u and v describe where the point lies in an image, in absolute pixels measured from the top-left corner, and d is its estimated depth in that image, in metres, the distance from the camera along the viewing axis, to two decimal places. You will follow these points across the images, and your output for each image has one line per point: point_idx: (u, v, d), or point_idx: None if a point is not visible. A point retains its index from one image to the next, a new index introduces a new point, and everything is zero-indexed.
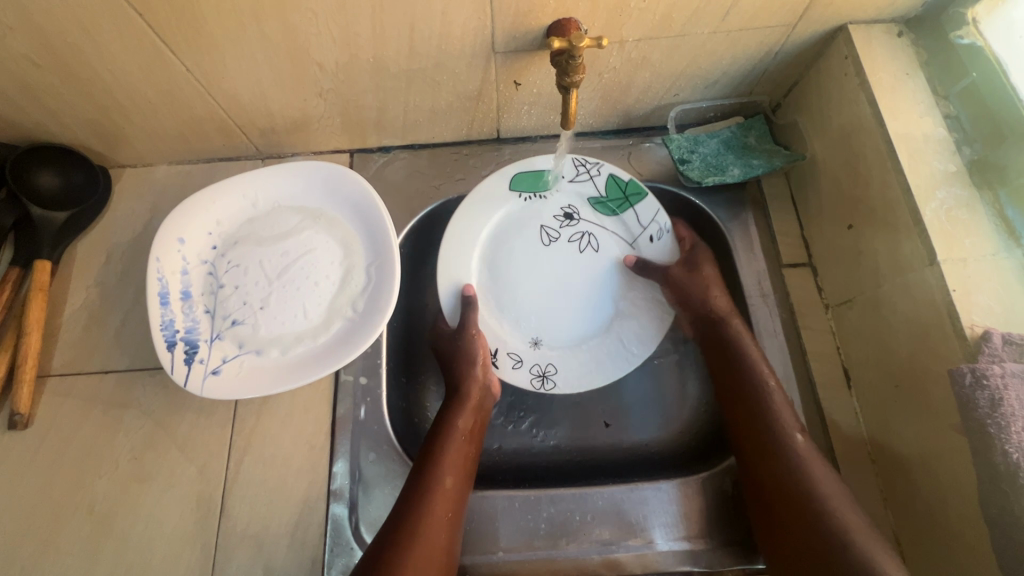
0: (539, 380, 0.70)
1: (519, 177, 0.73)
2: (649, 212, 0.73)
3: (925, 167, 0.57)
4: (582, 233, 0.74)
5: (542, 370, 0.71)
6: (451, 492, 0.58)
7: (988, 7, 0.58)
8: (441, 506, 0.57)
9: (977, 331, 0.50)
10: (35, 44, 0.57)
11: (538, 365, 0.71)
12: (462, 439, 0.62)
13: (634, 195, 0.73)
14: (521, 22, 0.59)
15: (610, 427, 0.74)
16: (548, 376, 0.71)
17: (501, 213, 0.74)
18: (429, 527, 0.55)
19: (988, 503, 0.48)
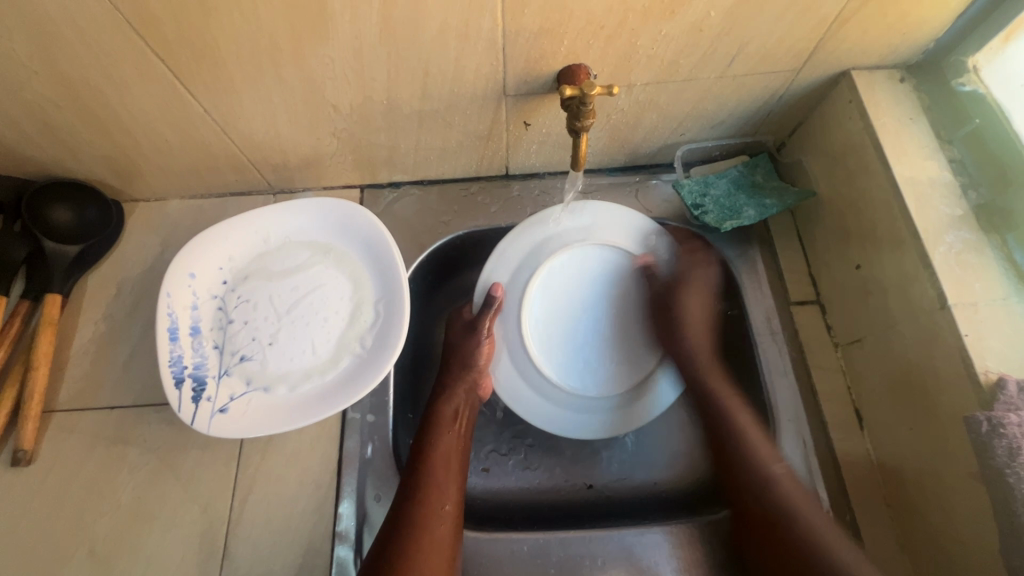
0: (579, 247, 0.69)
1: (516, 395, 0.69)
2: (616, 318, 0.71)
3: (932, 211, 0.58)
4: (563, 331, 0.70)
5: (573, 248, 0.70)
6: (446, 486, 0.59)
7: (988, 55, 0.60)
8: (439, 499, 0.58)
9: (991, 377, 0.50)
10: (57, 86, 0.59)
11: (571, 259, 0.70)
12: (453, 432, 0.64)
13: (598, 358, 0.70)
14: (532, 68, 0.60)
15: (601, 478, 0.72)
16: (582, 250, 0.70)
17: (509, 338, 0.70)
18: (428, 520, 0.56)
19: (1011, 556, 0.46)
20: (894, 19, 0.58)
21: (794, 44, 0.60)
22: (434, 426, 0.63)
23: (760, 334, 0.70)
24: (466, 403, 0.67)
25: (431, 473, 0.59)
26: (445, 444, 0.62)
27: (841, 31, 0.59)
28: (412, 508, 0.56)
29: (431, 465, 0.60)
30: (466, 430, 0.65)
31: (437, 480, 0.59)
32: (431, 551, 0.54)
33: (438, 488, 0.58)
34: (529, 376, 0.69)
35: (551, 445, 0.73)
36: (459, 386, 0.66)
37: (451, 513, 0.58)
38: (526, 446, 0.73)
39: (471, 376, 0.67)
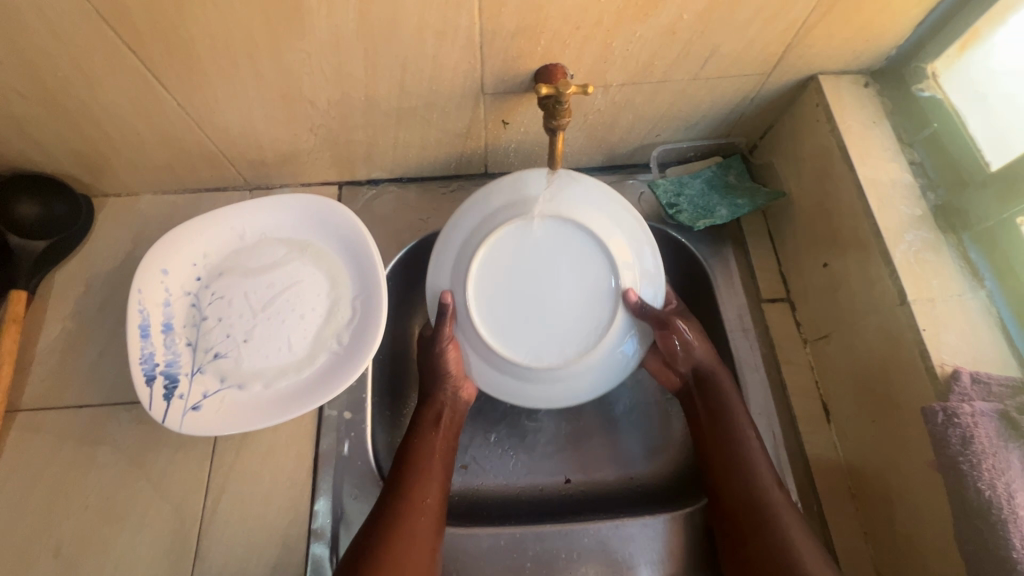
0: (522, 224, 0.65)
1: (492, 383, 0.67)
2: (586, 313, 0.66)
3: (893, 211, 0.60)
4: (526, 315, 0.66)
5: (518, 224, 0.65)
6: (428, 483, 0.60)
7: (946, 62, 0.62)
8: (421, 495, 0.58)
9: (947, 369, 0.52)
10: (23, 77, 0.57)
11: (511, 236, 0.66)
12: (439, 432, 0.64)
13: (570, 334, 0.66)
14: (510, 67, 0.61)
15: (581, 475, 0.72)
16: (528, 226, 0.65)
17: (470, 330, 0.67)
18: (410, 516, 0.57)
19: (965, 539, 0.49)
20: (858, 26, 0.60)
21: (765, 48, 0.62)
22: (419, 423, 0.64)
23: (732, 331, 0.71)
24: (454, 407, 0.66)
25: (413, 471, 0.60)
26: (430, 444, 0.63)
27: (807, 36, 0.61)
28: (394, 504, 0.57)
29: (416, 464, 0.60)
30: (455, 429, 0.66)
31: (421, 478, 0.59)
32: (410, 545, 0.55)
33: (422, 486, 0.59)
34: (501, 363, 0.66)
35: (530, 440, 0.74)
36: (443, 392, 0.66)
37: (434, 508, 0.59)
38: (505, 444, 0.74)
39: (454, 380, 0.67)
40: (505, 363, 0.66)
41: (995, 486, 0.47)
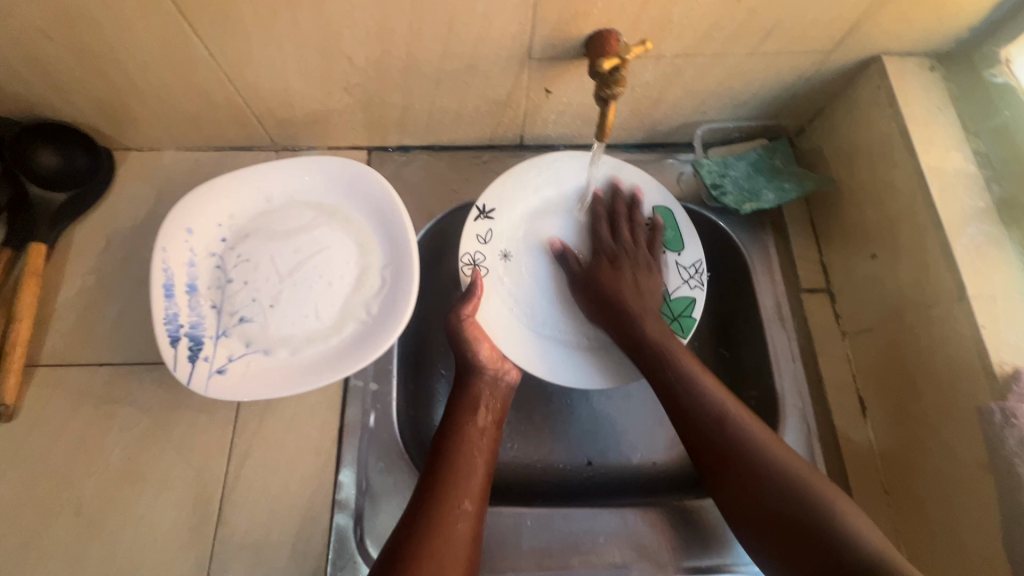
0: (470, 270, 0.69)
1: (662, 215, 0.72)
2: None
3: (955, 202, 0.57)
4: None
5: (472, 260, 0.69)
6: (468, 483, 0.56)
7: (1022, 46, 0.58)
8: (457, 497, 0.55)
9: (1006, 369, 0.50)
10: (48, 14, 0.54)
11: (470, 256, 0.69)
12: (478, 434, 0.60)
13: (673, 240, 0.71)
14: (562, 30, 0.58)
15: (602, 457, 0.72)
16: (478, 266, 0.69)
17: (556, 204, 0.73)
18: (442, 519, 0.53)
19: (1013, 543, 0.47)
20: (933, 3, 0.56)
21: (832, 22, 0.58)
22: (456, 423, 0.61)
23: (769, 320, 0.69)
24: (498, 405, 0.64)
25: (450, 470, 0.57)
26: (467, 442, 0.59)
27: (879, 11, 0.57)
28: (428, 503, 0.54)
29: (451, 467, 0.57)
30: (495, 428, 0.63)
31: (458, 479, 0.56)
32: (445, 548, 0.52)
33: (457, 489, 0.55)
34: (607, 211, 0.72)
35: (551, 419, 0.73)
36: (483, 393, 0.64)
37: (471, 514, 0.55)
38: (530, 422, 0.73)
39: (491, 378, 0.65)
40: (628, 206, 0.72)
41: None
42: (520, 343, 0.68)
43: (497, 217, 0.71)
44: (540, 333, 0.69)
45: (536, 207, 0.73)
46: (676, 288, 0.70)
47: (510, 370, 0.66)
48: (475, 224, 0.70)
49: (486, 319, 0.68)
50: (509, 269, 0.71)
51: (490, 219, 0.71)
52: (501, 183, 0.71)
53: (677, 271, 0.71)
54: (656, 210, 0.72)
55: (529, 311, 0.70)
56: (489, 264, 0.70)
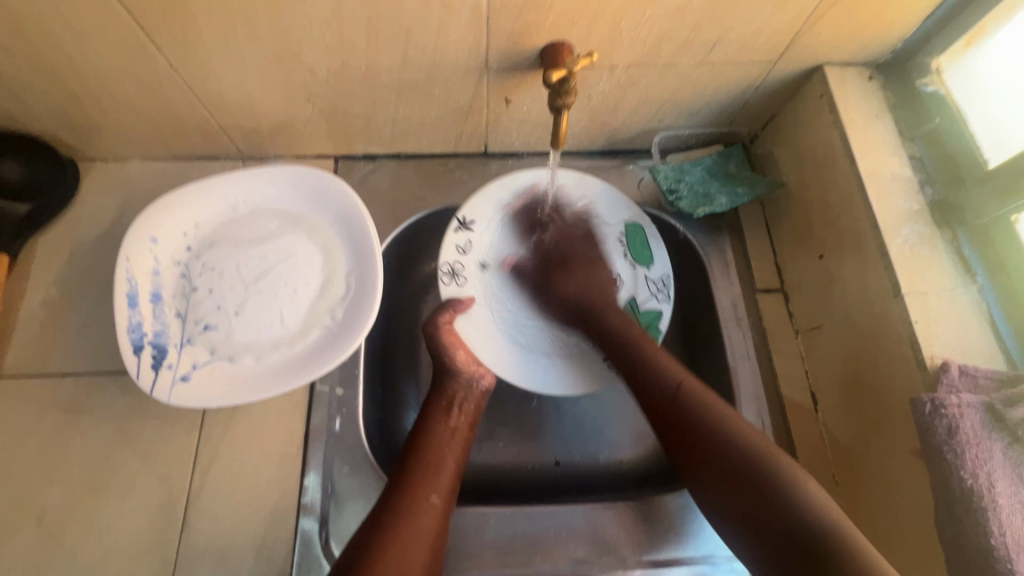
0: (449, 277, 0.72)
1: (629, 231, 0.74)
2: None
3: (892, 205, 0.60)
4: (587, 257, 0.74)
5: (453, 269, 0.72)
6: (436, 479, 0.57)
7: (951, 57, 0.62)
8: (426, 491, 0.56)
9: (936, 361, 0.53)
10: (7, 28, 0.55)
11: (451, 264, 0.72)
12: (451, 433, 0.61)
13: (642, 257, 0.73)
14: (516, 42, 0.60)
15: (570, 458, 0.73)
16: (458, 275, 0.72)
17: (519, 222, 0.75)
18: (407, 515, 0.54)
19: (944, 526, 0.50)
20: (867, 17, 0.60)
21: (773, 35, 0.61)
22: (429, 420, 0.62)
23: (726, 320, 0.72)
24: (473, 407, 0.65)
25: (422, 467, 0.58)
26: (439, 438, 0.60)
27: (816, 25, 0.60)
28: (398, 498, 0.55)
29: (422, 461, 0.58)
30: (470, 427, 0.63)
31: (428, 473, 0.57)
32: (409, 539, 0.53)
33: (426, 483, 0.57)
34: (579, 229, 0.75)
35: (518, 420, 0.75)
36: (459, 394, 0.64)
37: (438, 507, 0.56)
38: (498, 425, 0.74)
39: (467, 381, 0.65)
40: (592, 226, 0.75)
41: (978, 475, 0.48)
42: (499, 352, 0.70)
43: (475, 228, 0.73)
44: (516, 341, 0.71)
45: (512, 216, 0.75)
46: (645, 301, 0.72)
47: (485, 376, 0.66)
48: (456, 237, 0.73)
49: (465, 329, 0.70)
50: (487, 278, 0.73)
51: (468, 231, 0.73)
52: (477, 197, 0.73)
53: (646, 285, 0.72)
54: (625, 226, 0.74)
55: (506, 320, 0.72)
56: (470, 275, 0.72)
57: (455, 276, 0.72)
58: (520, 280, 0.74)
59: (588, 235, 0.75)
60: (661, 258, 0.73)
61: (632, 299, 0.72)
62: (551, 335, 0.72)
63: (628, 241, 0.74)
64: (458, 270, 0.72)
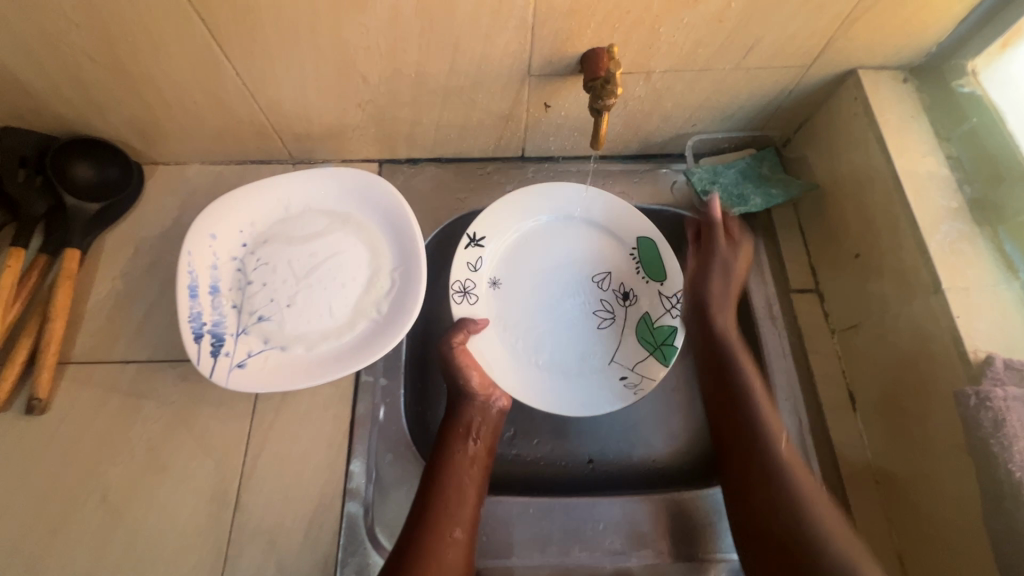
0: (461, 296, 0.72)
1: (644, 246, 0.75)
2: (612, 297, 0.75)
3: (929, 202, 0.61)
4: (603, 274, 0.76)
5: (463, 287, 0.73)
6: (458, 511, 0.58)
7: (987, 59, 0.63)
8: (450, 524, 0.57)
9: (980, 355, 0.53)
10: (94, 40, 0.60)
11: (461, 283, 0.73)
12: (468, 462, 0.62)
13: (656, 271, 0.74)
14: (559, 49, 0.63)
15: (603, 454, 0.74)
16: (469, 292, 0.73)
17: (536, 232, 0.77)
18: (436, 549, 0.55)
19: (993, 520, 0.49)
20: (901, 21, 0.61)
21: (808, 40, 0.63)
22: (445, 452, 0.62)
23: (760, 319, 0.73)
24: (488, 431, 0.66)
25: (443, 499, 0.58)
26: (457, 469, 0.61)
27: (851, 29, 0.62)
28: (423, 534, 0.56)
29: (442, 493, 0.59)
30: (486, 454, 0.64)
31: (449, 505, 0.58)
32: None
33: (449, 516, 0.57)
34: (598, 239, 0.77)
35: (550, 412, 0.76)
36: (473, 421, 0.65)
37: (462, 541, 0.57)
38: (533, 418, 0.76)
39: (481, 407, 0.66)
40: (608, 238, 0.77)
41: None
42: (508, 372, 0.70)
43: (486, 244, 0.75)
44: (529, 360, 0.71)
45: (522, 238, 0.77)
46: (660, 317, 0.73)
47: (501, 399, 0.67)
48: (466, 253, 0.74)
49: (479, 348, 0.70)
50: (496, 296, 0.74)
51: (479, 246, 0.75)
52: (490, 206, 0.75)
53: (660, 300, 0.73)
54: (641, 241, 0.75)
55: (517, 339, 0.72)
56: (478, 295, 0.73)
57: (467, 294, 0.73)
58: (532, 299, 0.74)
59: (604, 249, 0.76)
60: (675, 271, 0.73)
61: (646, 315, 0.73)
62: (566, 353, 0.72)
63: (642, 258, 0.75)
64: (469, 288, 0.73)
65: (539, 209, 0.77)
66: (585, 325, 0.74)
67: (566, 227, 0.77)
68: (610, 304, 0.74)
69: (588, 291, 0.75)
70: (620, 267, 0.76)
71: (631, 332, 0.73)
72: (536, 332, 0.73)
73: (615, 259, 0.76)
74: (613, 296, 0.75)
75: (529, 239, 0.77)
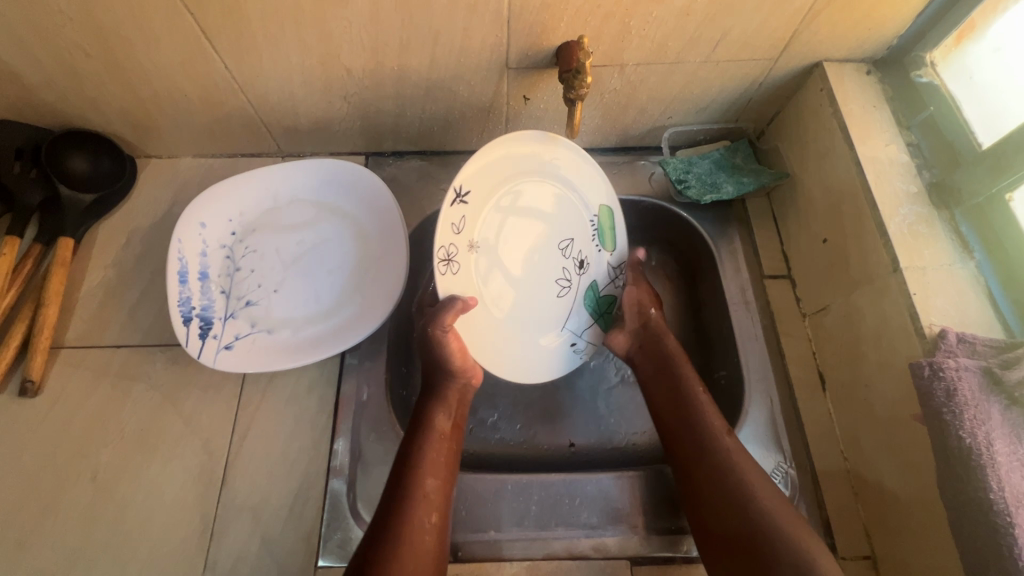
0: (444, 265, 0.65)
1: (602, 216, 0.73)
2: (571, 263, 0.74)
3: (889, 187, 0.63)
4: (567, 239, 0.74)
5: (448, 254, 0.65)
6: (433, 490, 0.58)
7: (944, 51, 0.66)
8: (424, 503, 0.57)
9: (934, 329, 0.56)
10: (88, 34, 0.62)
11: (444, 249, 0.64)
12: (441, 440, 0.62)
13: (609, 240, 0.74)
14: (535, 42, 0.66)
15: (583, 438, 0.76)
16: (452, 261, 0.65)
17: (515, 188, 0.70)
18: (412, 533, 0.55)
19: (945, 485, 0.52)
20: (860, 15, 0.64)
21: (773, 33, 0.66)
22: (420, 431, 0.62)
23: (733, 304, 0.75)
24: (459, 410, 0.66)
25: (418, 479, 0.58)
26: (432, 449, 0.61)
27: (814, 22, 0.65)
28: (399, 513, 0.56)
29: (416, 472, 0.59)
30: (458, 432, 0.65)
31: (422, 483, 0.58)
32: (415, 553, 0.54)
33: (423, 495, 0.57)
34: (563, 202, 0.73)
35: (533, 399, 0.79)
36: (447, 400, 0.65)
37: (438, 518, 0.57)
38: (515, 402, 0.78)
39: (456, 385, 0.66)
40: (570, 200, 0.73)
41: (976, 435, 0.49)
42: (484, 344, 0.69)
43: (470, 202, 0.67)
44: (504, 329, 0.71)
45: (507, 195, 0.70)
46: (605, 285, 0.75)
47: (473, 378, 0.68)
48: (448, 212, 0.65)
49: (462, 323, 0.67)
50: (477, 261, 0.69)
51: (464, 204, 0.66)
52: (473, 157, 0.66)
53: (610, 271, 0.75)
54: (601, 207, 0.73)
55: (496, 308, 0.71)
56: (463, 262, 0.68)
57: (450, 263, 0.65)
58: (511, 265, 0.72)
59: (569, 213, 0.73)
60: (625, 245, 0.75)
61: (596, 283, 0.74)
62: (529, 320, 0.73)
63: (599, 225, 0.74)
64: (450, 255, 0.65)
65: (519, 159, 0.69)
66: (546, 291, 0.73)
67: (539, 183, 0.71)
68: (569, 272, 0.74)
69: (551, 257, 0.73)
70: (583, 233, 0.74)
71: (582, 301, 0.74)
72: (511, 300, 0.72)
73: (578, 227, 0.74)
74: (572, 264, 0.74)
75: (510, 196, 0.70)
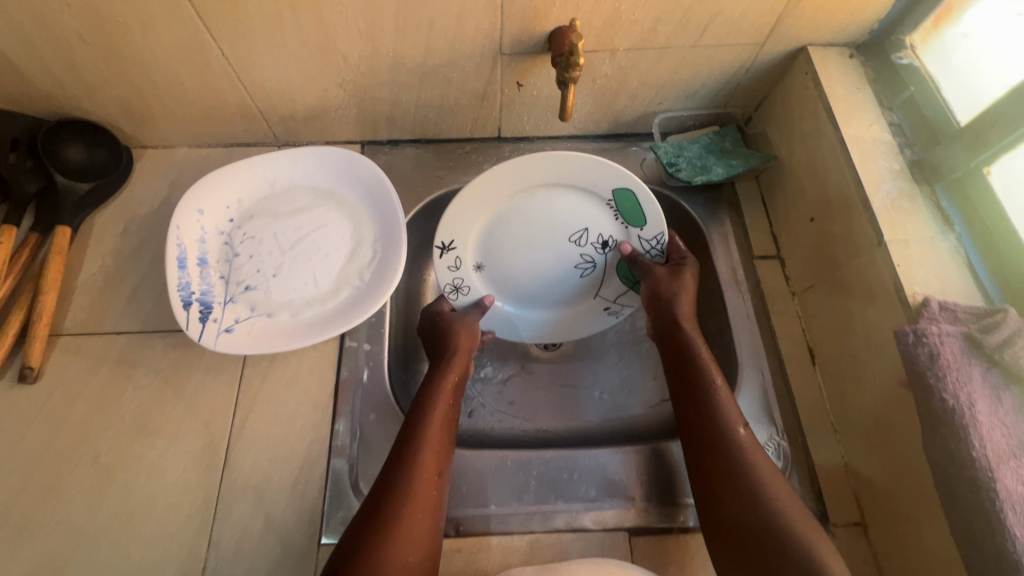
0: (454, 292, 0.75)
1: (618, 197, 0.71)
2: (592, 247, 0.74)
3: (873, 165, 0.66)
4: (580, 229, 0.73)
5: (454, 285, 0.75)
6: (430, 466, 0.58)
7: (922, 35, 0.69)
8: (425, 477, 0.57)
9: (918, 298, 0.57)
10: (85, 21, 0.63)
11: (449, 283, 0.74)
12: (440, 419, 0.62)
13: (634, 220, 0.72)
14: (528, 28, 0.67)
15: (581, 417, 0.78)
16: (461, 288, 0.75)
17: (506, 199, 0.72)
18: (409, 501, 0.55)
19: (931, 446, 0.54)
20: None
21: (759, 17, 0.68)
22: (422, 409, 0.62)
23: (725, 283, 0.77)
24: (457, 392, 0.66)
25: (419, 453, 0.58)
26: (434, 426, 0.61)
27: (798, 6, 0.67)
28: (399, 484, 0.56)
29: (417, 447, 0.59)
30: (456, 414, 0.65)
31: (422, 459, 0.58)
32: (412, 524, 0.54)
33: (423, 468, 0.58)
34: (567, 195, 0.72)
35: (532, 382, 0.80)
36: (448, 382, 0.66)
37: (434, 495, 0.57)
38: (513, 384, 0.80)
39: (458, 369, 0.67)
40: (582, 190, 0.72)
41: (959, 397, 0.51)
42: (524, 324, 0.78)
43: (458, 245, 0.73)
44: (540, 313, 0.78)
45: (495, 215, 0.73)
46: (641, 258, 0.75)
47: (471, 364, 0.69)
48: (439, 263, 0.73)
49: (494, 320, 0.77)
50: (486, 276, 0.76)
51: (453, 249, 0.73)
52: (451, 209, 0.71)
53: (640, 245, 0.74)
54: (614, 192, 0.71)
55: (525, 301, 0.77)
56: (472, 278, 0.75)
57: (459, 289, 0.75)
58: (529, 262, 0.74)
59: (579, 200, 0.72)
60: (654, 219, 0.71)
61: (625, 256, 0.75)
62: (564, 299, 0.77)
63: (620, 207, 0.72)
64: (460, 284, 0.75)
65: (502, 172, 0.69)
66: (571, 275, 0.76)
67: (534, 184, 0.71)
68: (592, 257, 0.75)
69: (568, 246, 0.74)
70: (597, 218, 0.73)
71: (612, 275, 0.76)
72: (539, 296, 0.77)
73: (590, 212, 0.73)
74: (593, 247, 0.74)
75: (505, 206, 0.72)
